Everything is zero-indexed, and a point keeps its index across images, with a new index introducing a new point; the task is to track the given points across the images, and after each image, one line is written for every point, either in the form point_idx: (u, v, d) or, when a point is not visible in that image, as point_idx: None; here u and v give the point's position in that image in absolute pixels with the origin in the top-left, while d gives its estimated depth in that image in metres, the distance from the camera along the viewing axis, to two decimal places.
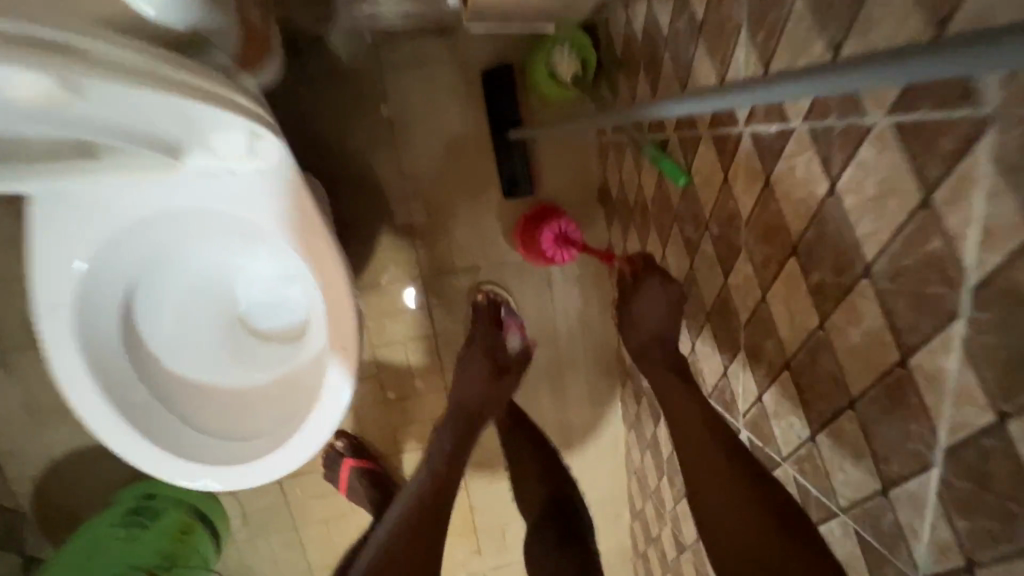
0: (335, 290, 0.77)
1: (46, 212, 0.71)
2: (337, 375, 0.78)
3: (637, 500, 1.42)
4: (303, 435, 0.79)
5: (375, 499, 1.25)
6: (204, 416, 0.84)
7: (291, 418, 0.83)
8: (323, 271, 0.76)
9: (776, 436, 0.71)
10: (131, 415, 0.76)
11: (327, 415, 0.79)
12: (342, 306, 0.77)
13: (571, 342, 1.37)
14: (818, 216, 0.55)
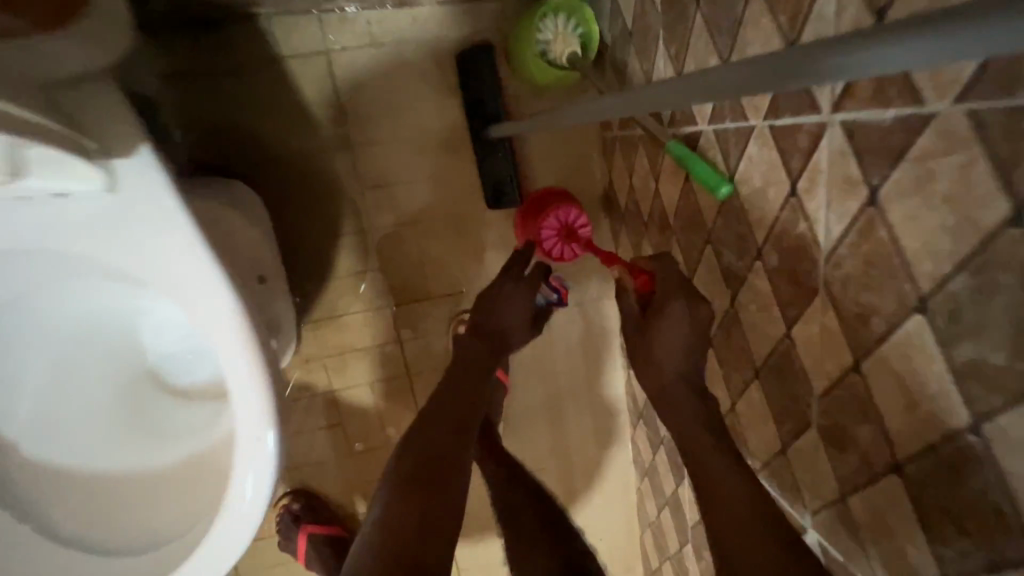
0: (241, 367, 0.53)
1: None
2: (248, 481, 0.55)
3: (649, 558, 1.22)
4: (205, 555, 0.57)
5: (338, 574, 1.04)
6: (86, 514, 0.62)
7: (196, 524, 0.61)
8: (219, 342, 0.52)
9: (870, 558, 0.49)
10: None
11: (237, 532, 0.56)
12: (252, 390, 0.53)
13: (572, 376, 1.16)
14: (978, 258, 0.34)
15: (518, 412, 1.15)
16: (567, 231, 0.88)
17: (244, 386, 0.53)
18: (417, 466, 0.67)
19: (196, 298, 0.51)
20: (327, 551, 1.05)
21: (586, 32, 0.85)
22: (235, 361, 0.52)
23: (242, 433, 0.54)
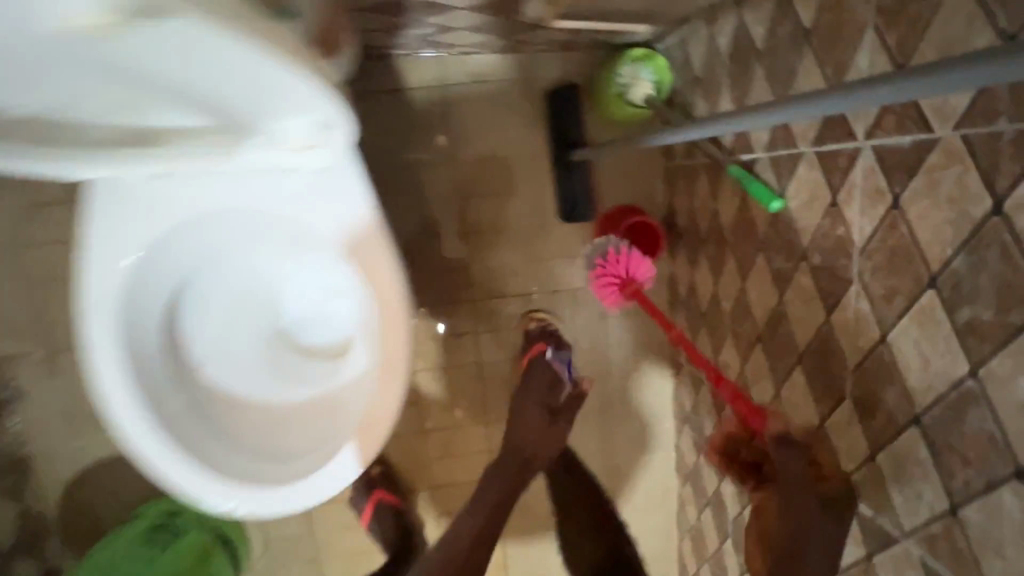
0: (393, 318, 0.72)
1: (96, 209, 0.66)
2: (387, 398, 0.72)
3: (688, 564, 1.29)
4: (342, 466, 0.73)
5: (397, 542, 1.14)
6: (240, 431, 0.77)
7: (326, 446, 0.76)
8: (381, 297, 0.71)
9: (894, 504, 0.59)
10: (167, 430, 0.71)
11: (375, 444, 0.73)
12: (398, 334, 0.72)
13: (624, 380, 1.27)
14: (972, 241, 0.46)
15: None
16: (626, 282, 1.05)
17: (394, 323, 0.72)
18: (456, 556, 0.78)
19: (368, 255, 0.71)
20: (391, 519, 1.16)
21: (661, 79, 1.02)
22: (391, 301, 0.72)
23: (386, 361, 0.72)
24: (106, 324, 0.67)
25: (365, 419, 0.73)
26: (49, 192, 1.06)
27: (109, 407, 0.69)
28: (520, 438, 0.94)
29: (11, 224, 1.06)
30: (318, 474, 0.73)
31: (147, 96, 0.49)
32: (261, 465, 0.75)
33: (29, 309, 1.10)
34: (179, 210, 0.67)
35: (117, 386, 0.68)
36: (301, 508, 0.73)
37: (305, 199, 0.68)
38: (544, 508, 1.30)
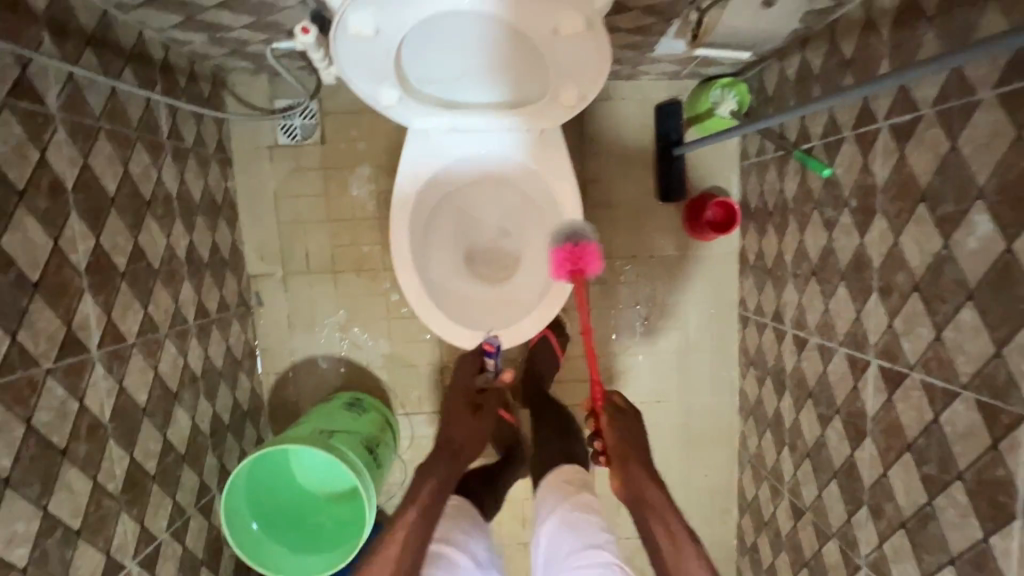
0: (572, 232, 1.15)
1: (410, 146, 1.12)
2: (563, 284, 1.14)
3: (748, 490, 1.58)
4: (528, 324, 1.15)
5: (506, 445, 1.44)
6: (459, 301, 1.20)
7: (516, 314, 1.18)
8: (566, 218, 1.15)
9: (904, 351, 0.92)
10: (425, 288, 1.15)
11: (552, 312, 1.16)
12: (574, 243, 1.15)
13: (700, 332, 1.61)
14: (943, 167, 0.82)
15: (659, 352, 1.61)
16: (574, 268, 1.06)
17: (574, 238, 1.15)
18: (429, 528, 0.90)
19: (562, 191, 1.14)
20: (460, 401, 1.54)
21: (742, 98, 1.41)
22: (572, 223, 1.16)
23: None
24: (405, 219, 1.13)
25: (547, 296, 1.15)
26: (305, 161, 1.55)
27: (399, 269, 1.13)
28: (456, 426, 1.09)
29: (278, 181, 1.55)
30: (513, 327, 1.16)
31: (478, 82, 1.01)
32: (475, 321, 1.18)
33: (278, 241, 1.57)
34: (454, 154, 1.12)
35: (405, 258, 1.13)
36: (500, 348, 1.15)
37: (529, 152, 1.12)
38: None
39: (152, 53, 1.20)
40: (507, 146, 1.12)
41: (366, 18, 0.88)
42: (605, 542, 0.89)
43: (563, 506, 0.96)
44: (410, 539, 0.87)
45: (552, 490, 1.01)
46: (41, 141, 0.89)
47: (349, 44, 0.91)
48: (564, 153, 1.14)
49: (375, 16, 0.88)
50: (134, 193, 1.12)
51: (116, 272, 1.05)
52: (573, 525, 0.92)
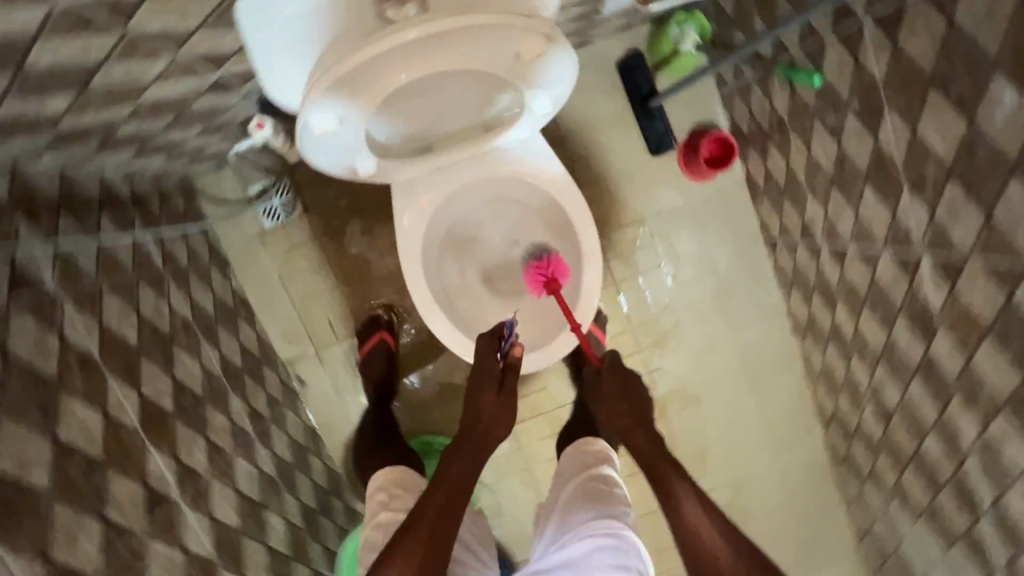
0: (585, 228, 1.12)
1: (397, 197, 1.10)
2: (592, 279, 1.12)
3: (824, 404, 1.57)
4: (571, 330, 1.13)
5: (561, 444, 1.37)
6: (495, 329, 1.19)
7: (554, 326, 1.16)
8: (574, 217, 1.12)
9: (958, 240, 0.88)
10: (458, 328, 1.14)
11: (589, 309, 1.14)
12: (589, 237, 1.12)
13: (732, 270, 1.58)
14: (945, 46, 0.77)
15: (698, 302, 1.59)
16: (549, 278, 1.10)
17: (587, 231, 1.12)
18: (446, 531, 0.90)
19: (560, 190, 1.12)
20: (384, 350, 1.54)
21: (703, 29, 1.35)
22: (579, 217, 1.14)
23: (586, 258, 1.12)
24: (416, 268, 1.11)
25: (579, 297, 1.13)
26: (298, 237, 1.53)
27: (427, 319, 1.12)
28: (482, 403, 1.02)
29: (280, 263, 1.54)
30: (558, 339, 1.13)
31: (440, 116, 0.96)
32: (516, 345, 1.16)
33: (300, 320, 1.57)
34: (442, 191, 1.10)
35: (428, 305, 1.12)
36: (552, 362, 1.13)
37: (515, 164, 1.10)
38: (691, 388, 1.64)
39: (119, 193, 1.18)
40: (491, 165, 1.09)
41: (330, 111, 0.84)
42: (619, 513, 0.97)
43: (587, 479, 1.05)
44: (429, 544, 0.87)
45: (575, 465, 1.10)
46: (57, 324, 0.89)
47: (320, 138, 0.88)
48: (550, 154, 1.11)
49: (339, 107, 0.84)
50: (154, 333, 1.12)
51: (167, 414, 1.06)
52: (590, 498, 1.00)
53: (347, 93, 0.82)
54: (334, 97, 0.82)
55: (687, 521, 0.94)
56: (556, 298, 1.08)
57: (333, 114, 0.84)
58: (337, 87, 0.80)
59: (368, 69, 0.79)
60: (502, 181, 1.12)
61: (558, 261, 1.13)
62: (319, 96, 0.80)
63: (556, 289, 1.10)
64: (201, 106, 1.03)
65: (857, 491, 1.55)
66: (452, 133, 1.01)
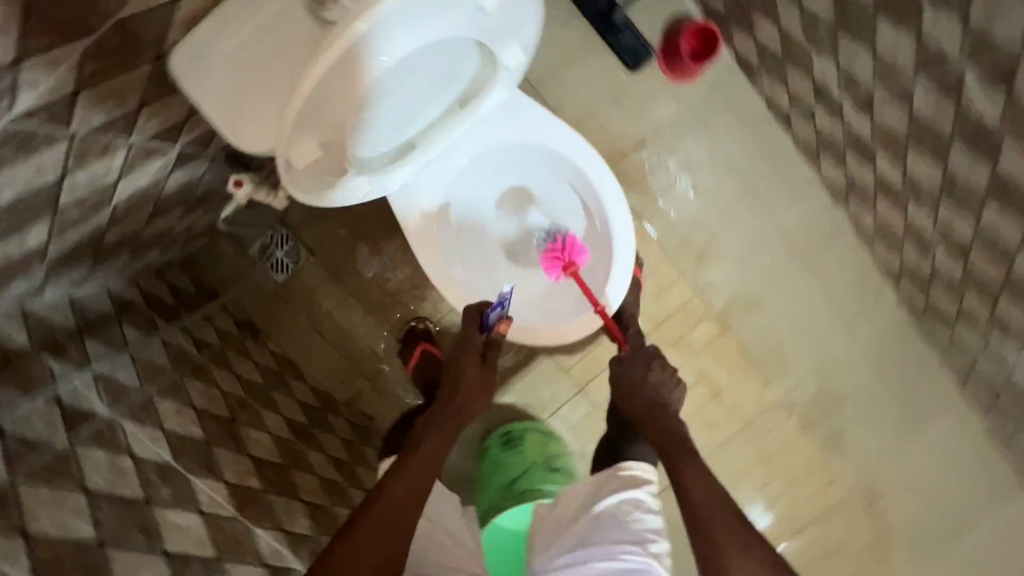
0: (596, 168, 1.08)
1: (397, 206, 1.06)
2: (619, 216, 1.08)
3: (888, 263, 1.50)
4: (617, 275, 1.08)
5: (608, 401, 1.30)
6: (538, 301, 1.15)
7: (596, 276, 1.12)
8: (582, 160, 1.08)
9: (1000, 44, 0.77)
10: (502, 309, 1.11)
11: (628, 248, 1.08)
12: (604, 176, 1.08)
13: (751, 160, 1.50)
14: None
15: (727, 202, 1.53)
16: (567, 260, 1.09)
17: (596, 171, 1.08)
18: (419, 487, 0.89)
19: (556, 138, 1.06)
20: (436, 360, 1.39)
21: None
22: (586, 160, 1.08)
23: (606, 197, 1.08)
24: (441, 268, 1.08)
25: (614, 239, 1.08)
26: (313, 279, 1.50)
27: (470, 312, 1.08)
28: (469, 377, 1.04)
29: (309, 307, 1.50)
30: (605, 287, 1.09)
31: (416, 103, 0.89)
32: (566, 309, 1.12)
33: (346, 360, 1.52)
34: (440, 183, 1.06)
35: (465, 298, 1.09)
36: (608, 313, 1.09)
37: (505, 129, 1.05)
38: (746, 292, 1.58)
39: (132, 300, 1.17)
40: (482, 139, 1.05)
41: (309, 141, 0.79)
42: (646, 538, 0.92)
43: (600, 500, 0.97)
44: (406, 495, 0.86)
45: (602, 474, 1.01)
46: (124, 446, 0.89)
47: (305, 173, 0.83)
48: (538, 105, 1.06)
49: (317, 134, 0.79)
50: (217, 420, 1.10)
51: (259, 491, 1.04)
52: (618, 517, 0.94)
53: (321, 115, 0.76)
54: (309, 125, 0.77)
55: (689, 501, 0.91)
56: (576, 278, 1.07)
57: (312, 143, 0.80)
58: (310, 111, 0.75)
59: (335, 80, 0.73)
60: (493, 150, 1.07)
61: (575, 243, 1.10)
62: (294, 126, 0.75)
63: (573, 270, 1.08)
64: (174, 186, 0.98)
65: (949, 336, 1.48)
66: (432, 116, 0.94)
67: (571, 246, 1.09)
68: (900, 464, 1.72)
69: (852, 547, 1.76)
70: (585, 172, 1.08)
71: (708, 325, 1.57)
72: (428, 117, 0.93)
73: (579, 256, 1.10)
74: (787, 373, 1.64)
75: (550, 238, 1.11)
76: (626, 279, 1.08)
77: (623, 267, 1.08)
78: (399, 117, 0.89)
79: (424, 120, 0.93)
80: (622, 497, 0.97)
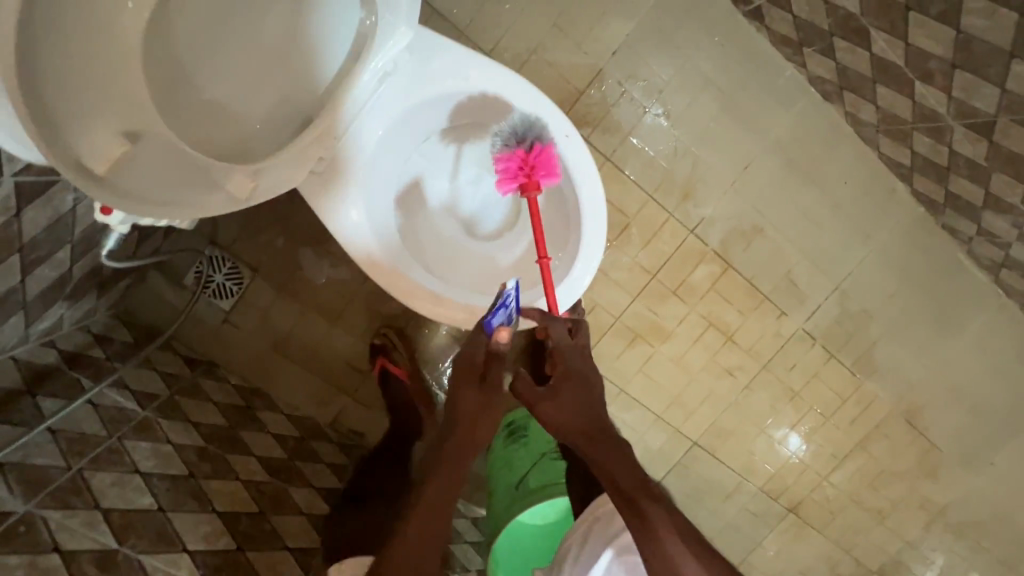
0: (536, 104, 0.88)
1: (318, 204, 0.88)
2: (578, 157, 0.89)
3: (897, 158, 1.34)
4: (590, 232, 0.90)
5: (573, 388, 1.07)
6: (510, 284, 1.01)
7: (569, 236, 0.95)
8: (517, 98, 0.88)
9: None
10: (474, 298, 0.96)
11: (597, 195, 0.90)
12: (547, 111, 0.89)
13: (726, 71, 1.32)
14: None
15: (707, 124, 1.35)
16: (527, 171, 0.83)
17: (538, 109, 0.88)
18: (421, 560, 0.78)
19: (480, 78, 0.87)
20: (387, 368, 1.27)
21: None
22: (526, 99, 0.89)
23: (557, 137, 0.89)
24: (384, 265, 0.91)
25: (576, 187, 0.90)
26: (263, 299, 1.34)
27: (430, 309, 0.93)
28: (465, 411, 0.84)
29: (267, 331, 1.35)
30: (579, 247, 0.91)
31: (261, 75, 0.79)
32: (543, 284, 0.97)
33: (321, 378, 1.38)
34: (360, 166, 0.88)
35: (421, 295, 0.93)
36: (591, 276, 0.91)
37: (420, 84, 0.87)
38: (743, 222, 1.42)
39: (45, 361, 1.02)
40: (394, 103, 0.87)
41: (106, 134, 0.66)
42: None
43: (601, 562, 0.88)
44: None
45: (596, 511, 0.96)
46: (45, 541, 0.76)
47: (129, 180, 0.67)
48: (452, 46, 0.87)
49: (105, 121, 0.65)
50: (171, 482, 0.95)
51: (233, 552, 0.92)
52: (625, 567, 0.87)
53: (76, 83, 0.62)
54: (77, 104, 0.62)
55: (660, 549, 0.80)
56: (530, 203, 0.83)
57: (110, 133, 0.66)
58: (58, 78, 0.59)
59: (63, 29, 0.59)
60: (411, 112, 0.89)
61: (550, 161, 0.84)
62: (54, 105, 0.59)
63: (533, 192, 0.84)
64: (38, 225, 0.83)
65: (977, 224, 1.34)
66: (297, 89, 0.82)
67: (539, 154, 0.84)
68: (939, 373, 1.59)
69: (898, 465, 1.66)
70: (525, 113, 0.89)
71: (707, 265, 1.45)
72: (292, 90, 0.82)
73: (547, 170, 0.84)
74: (804, 302, 1.50)
75: (517, 146, 0.85)
76: (603, 229, 0.90)
77: (595, 219, 0.90)
78: (249, 95, 0.78)
79: (288, 97, 0.82)
80: (623, 549, 0.89)
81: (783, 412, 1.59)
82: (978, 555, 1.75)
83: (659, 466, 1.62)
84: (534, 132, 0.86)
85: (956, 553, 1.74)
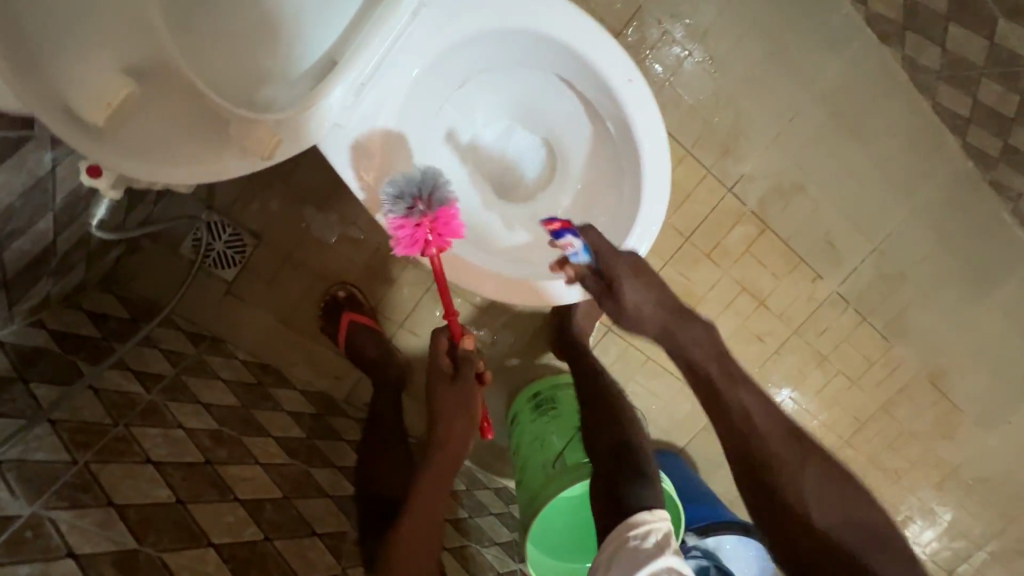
0: (597, 47, 0.77)
1: (336, 157, 0.77)
2: (642, 108, 0.79)
3: (956, 108, 1.24)
4: (653, 194, 0.82)
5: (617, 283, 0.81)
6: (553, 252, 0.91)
7: (624, 200, 0.85)
8: (575, 39, 0.76)
9: None
10: (515, 265, 0.88)
11: (661, 152, 0.81)
12: (608, 54, 0.77)
13: (779, 9, 1.19)
14: None
15: (754, 70, 1.23)
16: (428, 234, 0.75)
17: (599, 49, 0.77)
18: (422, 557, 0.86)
19: (528, 10, 0.75)
20: (374, 329, 1.20)
21: None
22: (585, 37, 0.77)
23: (618, 83, 0.78)
24: None
25: (640, 143, 0.80)
26: (268, 268, 1.23)
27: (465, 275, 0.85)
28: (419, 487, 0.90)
29: (273, 302, 1.25)
30: (639, 213, 0.82)
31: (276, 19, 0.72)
32: None
33: (333, 352, 1.29)
34: (387, 114, 0.78)
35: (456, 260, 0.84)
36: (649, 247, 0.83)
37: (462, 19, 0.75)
38: (783, 179, 1.32)
39: (33, 342, 0.93)
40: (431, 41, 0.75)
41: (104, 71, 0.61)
42: None
43: None
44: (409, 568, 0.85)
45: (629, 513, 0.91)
46: (57, 545, 0.68)
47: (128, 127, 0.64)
48: None
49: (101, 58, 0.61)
50: (186, 470, 0.87)
51: (259, 543, 0.86)
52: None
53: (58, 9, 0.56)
54: (61, 40, 0.57)
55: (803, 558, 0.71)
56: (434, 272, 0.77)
57: (112, 73, 0.62)
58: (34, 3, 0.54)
59: None
60: (437, 60, 0.78)
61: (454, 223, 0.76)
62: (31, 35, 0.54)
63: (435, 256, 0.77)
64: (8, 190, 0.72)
65: None
66: (311, 30, 0.74)
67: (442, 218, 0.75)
68: (970, 335, 1.54)
69: (918, 426, 1.64)
70: (583, 53, 0.77)
71: (745, 226, 1.36)
72: (307, 33, 0.74)
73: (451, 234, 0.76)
74: (840, 265, 1.43)
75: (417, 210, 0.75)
76: (668, 191, 0.81)
77: (658, 182, 0.81)
78: (262, 43, 0.72)
79: (305, 40, 0.74)
80: None
81: (810, 377, 1.55)
82: (989, 514, 1.73)
83: (681, 433, 1.59)
84: (431, 189, 0.75)
85: (970, 512, 1.73)
